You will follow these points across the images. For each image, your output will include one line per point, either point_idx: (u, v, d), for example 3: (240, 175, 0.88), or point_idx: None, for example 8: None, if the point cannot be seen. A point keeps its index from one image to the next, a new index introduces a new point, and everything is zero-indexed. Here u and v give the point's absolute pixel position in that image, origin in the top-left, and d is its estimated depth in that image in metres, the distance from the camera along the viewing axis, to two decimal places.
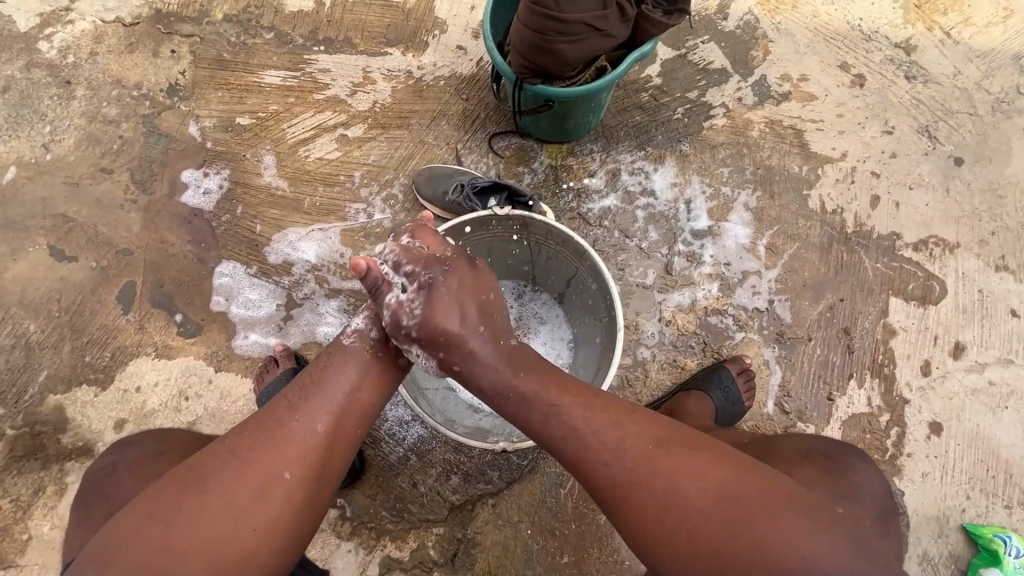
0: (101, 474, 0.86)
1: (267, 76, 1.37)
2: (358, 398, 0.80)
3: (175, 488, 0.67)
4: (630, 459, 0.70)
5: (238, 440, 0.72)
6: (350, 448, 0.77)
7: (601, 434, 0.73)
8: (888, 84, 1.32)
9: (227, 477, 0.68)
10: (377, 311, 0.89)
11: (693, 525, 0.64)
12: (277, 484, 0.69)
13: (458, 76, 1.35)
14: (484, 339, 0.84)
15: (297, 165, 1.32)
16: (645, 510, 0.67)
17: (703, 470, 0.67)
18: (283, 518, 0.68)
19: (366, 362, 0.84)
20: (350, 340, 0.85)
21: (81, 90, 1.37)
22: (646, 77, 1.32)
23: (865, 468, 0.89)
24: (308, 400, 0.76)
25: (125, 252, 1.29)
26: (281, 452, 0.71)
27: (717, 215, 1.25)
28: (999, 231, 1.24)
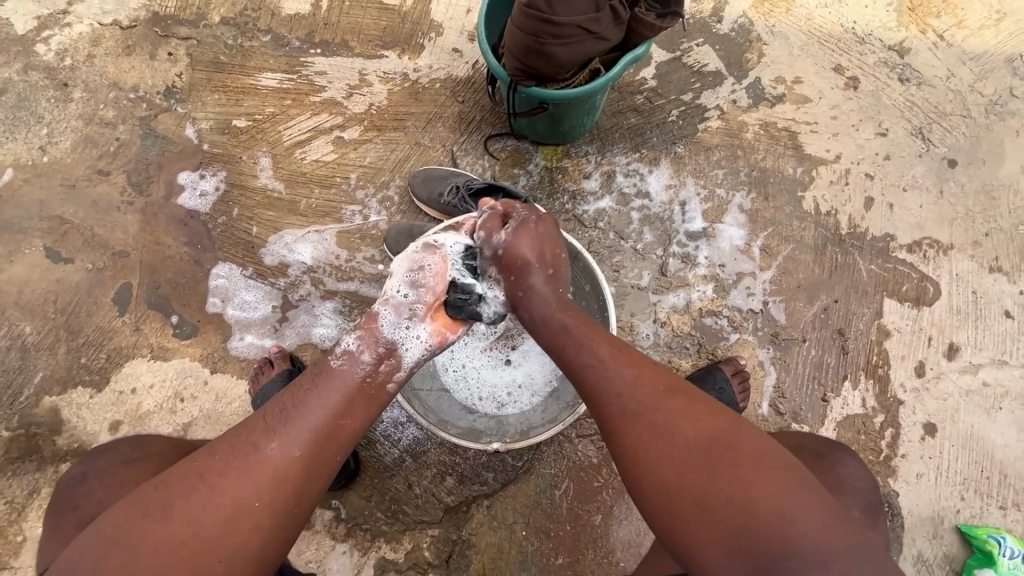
0: (75, 480, 0.86)
1: (263, 79, 1.38)
2: (336, 423, 0.77)
3: (144, 509, 0.66)
4: (642, 396, 0.73)
5: (213, 460, 0.71)
6: (326, 474, 0.75)
7: (622, 370, 0.76)
8: (882, 87, 1.33)
9: (197, 503, 0.67)
10: (368, 331, 0.87)
11: (689, 469, 0.66)
12: (246, 514, 0.67)
13: (454, 78, 1.36)
14: (548, 278, 0.90)
15: (293, 167, 1.32)
16: (646, 451, 0.69)
17: (710, 418, 0.70)
18: (255, 543, 0.67)
19: (350, 385, 0.81)
20: (338, 362, 0.83)
21: (78, 93, 1.38)
22: (641, 80, 1.33)
23: (853, 462, 0.90)
24: (285, 424, 0.74)
25: (121, 254, 1.29)
26: (254, 477, 0.69)
27: (712, 217, 1.25)
28: (992, 232, 1.24)
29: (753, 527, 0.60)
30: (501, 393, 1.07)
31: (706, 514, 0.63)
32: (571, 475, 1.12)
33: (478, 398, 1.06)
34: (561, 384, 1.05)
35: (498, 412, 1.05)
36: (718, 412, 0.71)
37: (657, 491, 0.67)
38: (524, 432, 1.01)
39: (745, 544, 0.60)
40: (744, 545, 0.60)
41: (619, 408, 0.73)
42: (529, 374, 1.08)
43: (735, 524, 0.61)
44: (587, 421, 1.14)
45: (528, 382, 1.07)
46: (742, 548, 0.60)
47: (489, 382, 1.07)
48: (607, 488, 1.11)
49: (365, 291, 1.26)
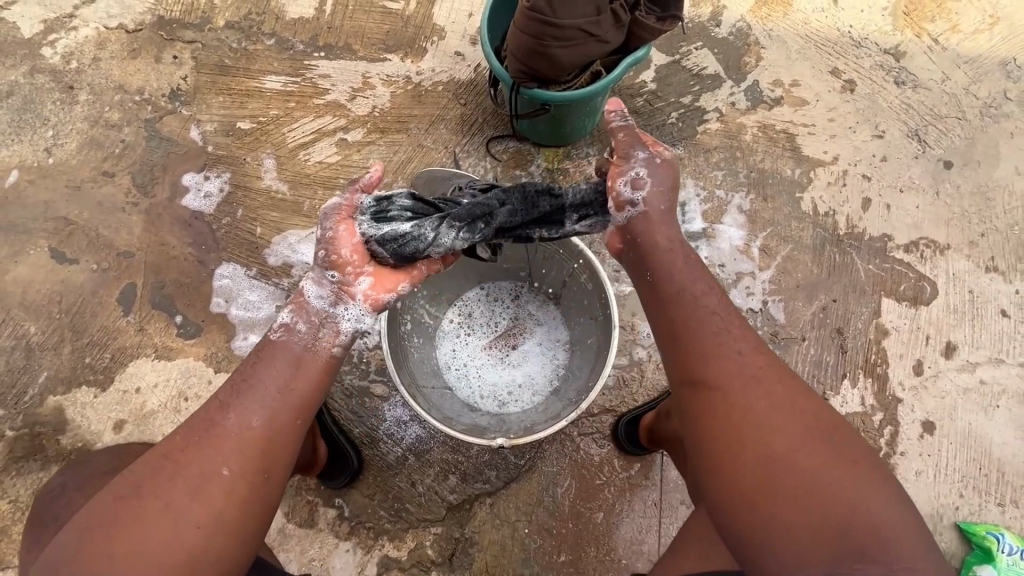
0: (52, 494, 0.87)
1: (267, 82, 1.39)
2: (293, 389, 0.79)
3: (112, 497, 0.67)
4: (755, 368, 0.74)
5: (177, 441, 0.73)
6: (291, 438, 0.77)
7: (739, 342, 0.77)
8: (878, 90, 1.35)
9: (165, 480, 0.68)
10: (301, 304, 0.87)
11: (792, 451, 0.66)
12: (212, 483, 0.69)
13: (456, 81, 1.37)
14: (672, 213, 0.91)
15: (296, 169, 1.34)
16: (748, 419, 0.69)
17: (816, 410, 0.71)
18: (233, 510, 0.69)
19: (296, 354, 0.82)
20: (277, 335, 0.84)
21: (84, 95, 1.39)
22: (641, 82, 1.35)
23: None
24: (241, 398, 0.76)
25: (125, 254, 1.30)
26: (220, 447, 0.71)
27: (711, 218, 1.27)
28: (988, 233, 1.26)
29: (838, 520, 0.61)
30: (502, 391, 1.08)
31: (793, 492, 0.63)
32: (573, 473, 1.13)
33: (480, 396, 1.08)
34: (563, 384, 1.06)
35: (501, 410, 1.06)
36: (826, 409, 0.72)
37: (743, 457, 0.67)
38: (528, 428, 0.98)
39: (830, 533, 0.60)
40: (826, 533, 0.60)
41: (730, 372, 0.74)
42: (530, 374, 1.09)
43: (823, 512, 0.61)
44: (588, 420, 1.15)
45: (529, 381, 1.09)
46: (824, 536, 0.60)
47: (491, 381, 1.09)
48: (610, 486, 1.12)
49: None
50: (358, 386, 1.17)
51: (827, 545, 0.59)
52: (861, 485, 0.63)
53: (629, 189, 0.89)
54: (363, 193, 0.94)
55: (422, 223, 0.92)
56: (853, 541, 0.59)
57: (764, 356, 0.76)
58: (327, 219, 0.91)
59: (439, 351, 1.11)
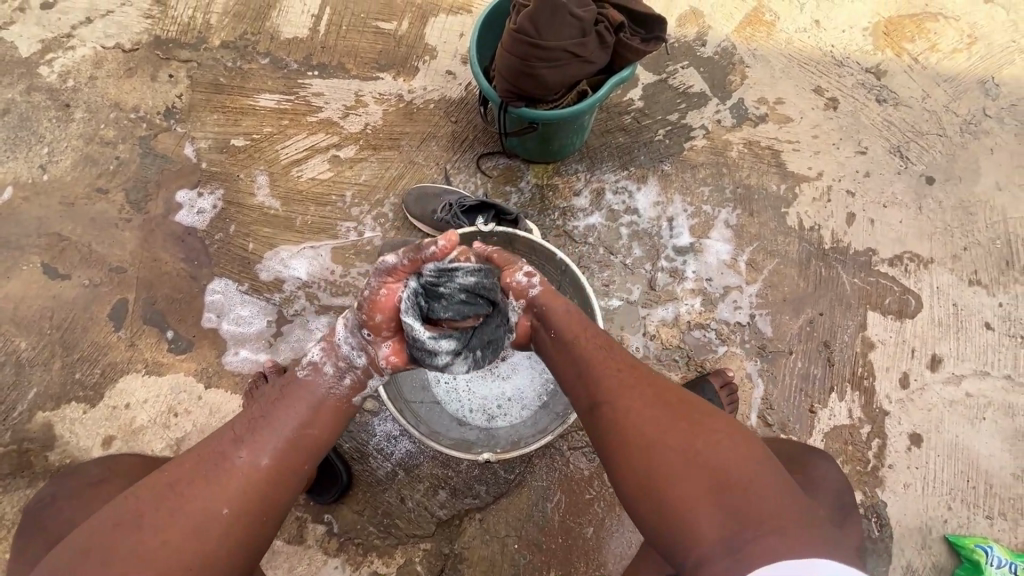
0: (41, 504, 0.85)
1: (262, 100, 1.41)
2: (307, 433, 0.79)
3: (113, 523, 0.67)
4: (632, 376, 0.77)
5: (184, 470, 0.72)
6: (294, 481, 0.76)
7: (606, 354, 0.81)
8: (861, 107, 1.38)
9: (165, 512, 0.67)
10: (331, 346, 0.86)
11: (666, 445, 0.67)
12: (212, 523, 0.68)
13: (447, 99, 1.40)
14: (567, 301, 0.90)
15: (289, 185, 1.35)
16: (631, 422, 0.71)
17: (692, 403, 0.73)
18: (226, 549, 0.68)
19: (317, 397, 0.82)
20: (304, 373, 0.83)
21: (80, 113, 1.41)
22: (628, 101, 1.38)
23: (826, 464, 0.92)
24: (252, 436, 0.75)
25: (118, 270, 1.31)
26: (223, 485, 0.71)
27: (699, 233, 1.29)
28: (970, 247, 1.28)
29: (726, 495, 0.61)
30: (492, 405, 1.09)
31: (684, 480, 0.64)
32: (562, 488, 1.13)
33: (469, 410, 1.08)
34: (551, 397, 1.07)
35: (490, 424, 1.07)
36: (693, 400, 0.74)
37: (634, 458, 0.68)
38: (515, 442, 1.02)
39: (720, 513, 0.60)
40: (719, 513, 0.60)
41: (611, 385, 0.76)
42: (518, 388, 1.09)
43: (712, 492, 0.62)
44: (577, 434, 1.15)
45: (518, 395, 1.09)
46: (717, 515, 0.60)
47: (480, 395, 1.09)
48: (599, 500, 1.12)
49: None
50: None
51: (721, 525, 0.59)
52: (741, 459, 0.64)
53: (525, 279, 0.90)
54: (426, 260, 0.86)
55: (439, 334, 0.88)
56: (741, 514, 0.59)
57: (640, 367, 0.80)
58: (377, 274, 0.86)
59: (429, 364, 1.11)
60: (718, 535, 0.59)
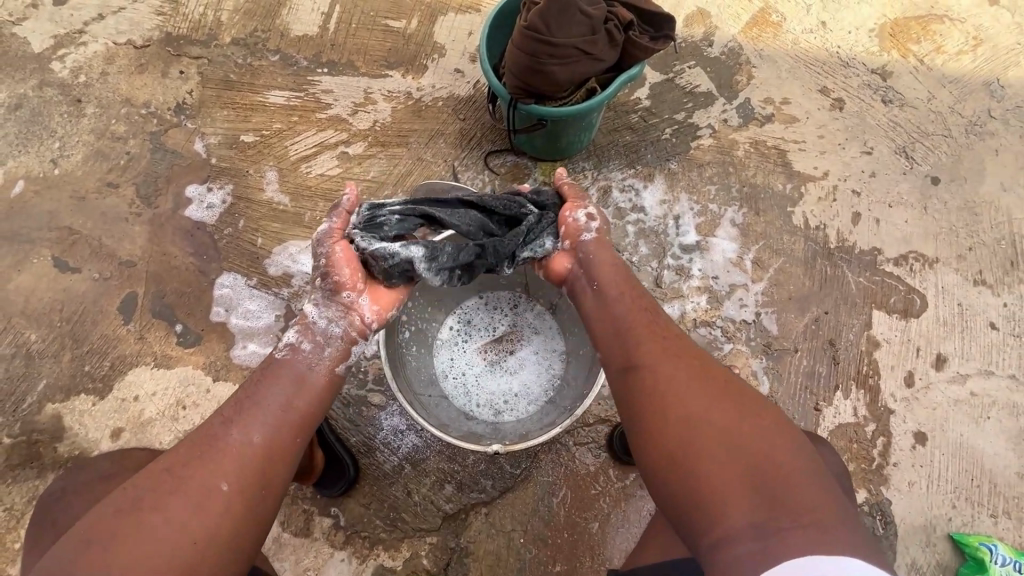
0: (52, 497, 0.87)
1: (271, 96, 1.43)
2: (295, 407, 0.80)
3: (112, 510, 0.67)
4: (678, 353, 0.77)
5: (179, 455, 0.73)
6: (290, 455, 0.77)
7: (653, 329, 0.82)
8: (866, 108, 1.39)
9: (164, 493, 0.68)
10: (306, 327, 0.90)
11: (705, 421, 0.67)
12: (212, 497, 0.69)
13: (455, 97, 1.41)
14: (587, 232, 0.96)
15: (298, 181, 1.36)
16: (672, 394, 0.71)
17: (737, 388, 0.72)
18: (229, 523, 0.68)
19: (300, 374, 0.84)
20: (282, 354, 0.86)
21: (91, 108, 1.42)
22: (636, 100, 1.39)
23: (826, 448, 0.90)
24: (244, 417, 0.77)
25: (128, 264, 1.32)
26: (221, 463, 0.71)
27: (705, 231, 1.29)
28: (976, 247, 1.28)
29: (757, 481, 0.61)
30: (499, 400, 1.09)
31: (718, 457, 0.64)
32: (568, 483, 1.13)
33: (476, 405, 1.09)
34: (559, 392, 1.08)
35: (496, 418, 1.07)
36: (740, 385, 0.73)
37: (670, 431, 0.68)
38: (522, 434, 1.01)
39: (752, 496, 0.60)
40: (750, 496, 0.60)
41: (656, 358, 0.76)
42: (526, 382, 1.10)
43: (746, 475, 0.61)
44: (583, 430, 1.16)
45: (526, 391, 1.10)
46: (749, 498, 0.60)
47: (488, 390, 1.10)
48: (605, 496, 1.13)
49: None
50: (356, 396, 1.18)
51: (751, 508, 0.59)
52: (781, 449, 0.64)
53: (584, 218, 0.97)
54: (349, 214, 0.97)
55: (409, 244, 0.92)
56: (775, 500, 0.59)
57: (687, 346, 0.79)
58: (320, 243, 0.93)
59: (437, 359, 1.12)
60: (746, 517, 0.59)
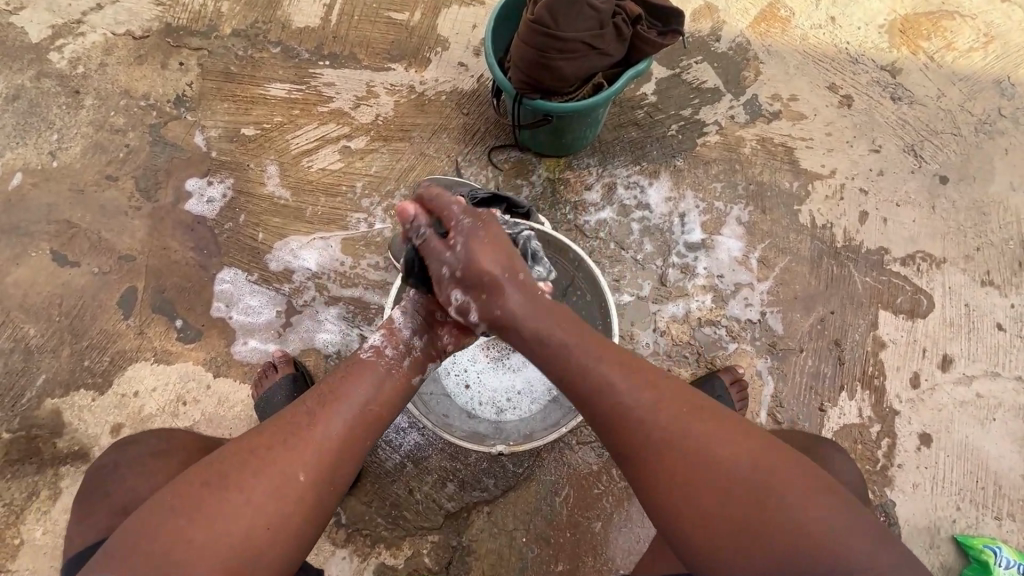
0: (105, 469, 0.85)
1: (272, 89, 1.41)
2: (375, 405, 0.78)
3: (195, 483, 0.67)
4: (680, 433, 0.68)
5: (264, 435, 0.71)
6: (361, 454, 0.76)
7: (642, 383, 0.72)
8: (875, 105, 1.37)
9: (244, 475, 0.67)
10: (390, 332, 0.88)
11: (723, 492, 0.63)
12: (289, 488, 0.67)
13: (459, 91, 1.39)
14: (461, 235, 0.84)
15: (299, 175, 1.35)
16: (705, 492, 0.64)
17: (745, 441, 0.67)
18: (298, 517, 0.67)
19: (382, 372, 0.82)
20: (367, 355, 0.84)
21: (89, 100, 1.40)
22: (642, 95, 1.37)
23: (843, 457, 0.89)
24: (328, 409, 0.74)
25: (127, 258, 1.30)
26: (297, 455, 0.69)
27: (710, 229, 1.28)
28: (983, 247, 1.27)
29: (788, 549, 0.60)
30: (501, 398, 1.08)
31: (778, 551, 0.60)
32: (571, 482, 1.13)
33: (478, 403, 1.08)
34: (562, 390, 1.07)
35: (499, 417, 1.07)
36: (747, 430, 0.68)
37: (719, 532, 0.63)
38: (527, 435, 1.03)
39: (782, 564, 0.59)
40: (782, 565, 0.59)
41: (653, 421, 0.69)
42: (529, 381, 1.09)
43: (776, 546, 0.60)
44: (585, 428, 1.15)
45: (528, 389, 1.09)
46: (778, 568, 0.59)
47: (490, 388, 1.09)
48: (607, 495, 1.12)
49: (368, 297, 1.27)
50: None
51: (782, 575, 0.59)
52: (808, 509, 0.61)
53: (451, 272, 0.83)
54: None
55: None
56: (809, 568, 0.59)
57: (672, 410, 0.70)
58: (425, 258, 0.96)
59: None
60: None
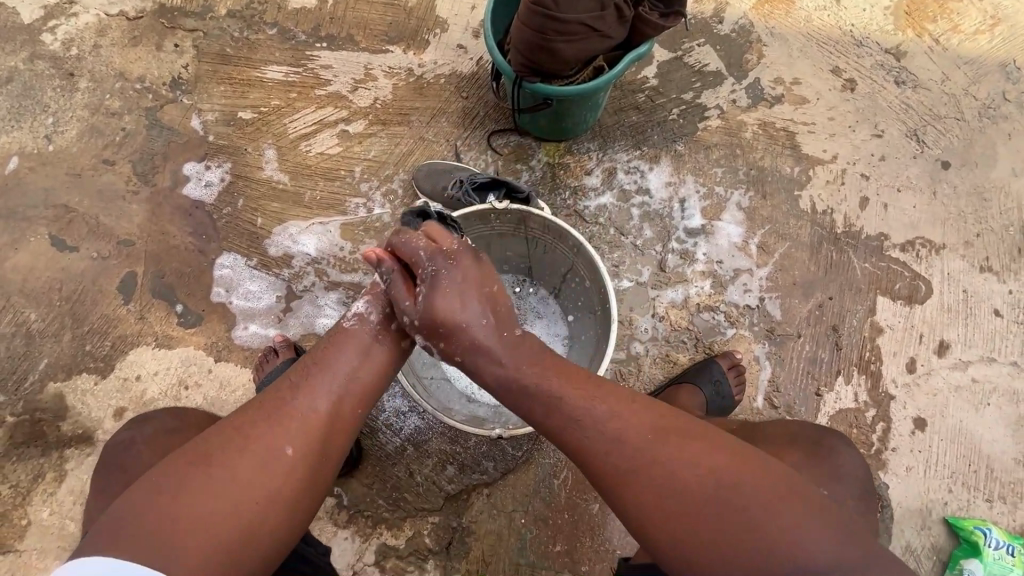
0: (120, 445, 0.87)
1: (269, 72, 1.39)
2: (360, 376, 0.79)
3: (179, 465, 0.66)
4: (646, 460, 0.67)
5: (248, 416, 0.72)
6: (350, 426, 0.77)
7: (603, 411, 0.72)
8: (878, 89, 1.35)
9: (232, 451, 0.67)
10: (376, 296, 0.88)
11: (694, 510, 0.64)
12: (277, 461, 0.68)
13: (458, 74, 1.37)
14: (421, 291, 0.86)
15: (297, 159, 1.34)
16: (674, 513, 0.64)
17: (709, 464, 0.66)
18: (287, 489, 0.67)
19: (367, 341, 0.83)
20: (350, 323, 0.85)
21: (84, 82, 1.39)
22: (643, 78, 1.35)
23: (848, 452, 0.88)
24: (312, 381, 0.76)
25: (126, 243, 1.30)
26: (284, 427, 0.70)
27: (710, 215, 1.28)
28: (983, 233, 1.27)
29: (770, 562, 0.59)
30: None
31: (753, 558, 0.60)
32: (569, 465, 1.14)
33: (477, 388, 1.11)
34: None
35: (497, 402, 1.09)
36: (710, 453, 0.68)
37: (698, 547, 0.62)
38: None
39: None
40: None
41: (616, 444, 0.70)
42: None
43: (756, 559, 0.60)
44: None
45: None
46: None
47: None
48: None
49: (368, 282, 1.27)
50: None
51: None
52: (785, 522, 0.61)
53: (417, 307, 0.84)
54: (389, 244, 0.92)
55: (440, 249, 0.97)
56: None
57: (635, 440, 0.69)
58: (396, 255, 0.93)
59: None
60: None
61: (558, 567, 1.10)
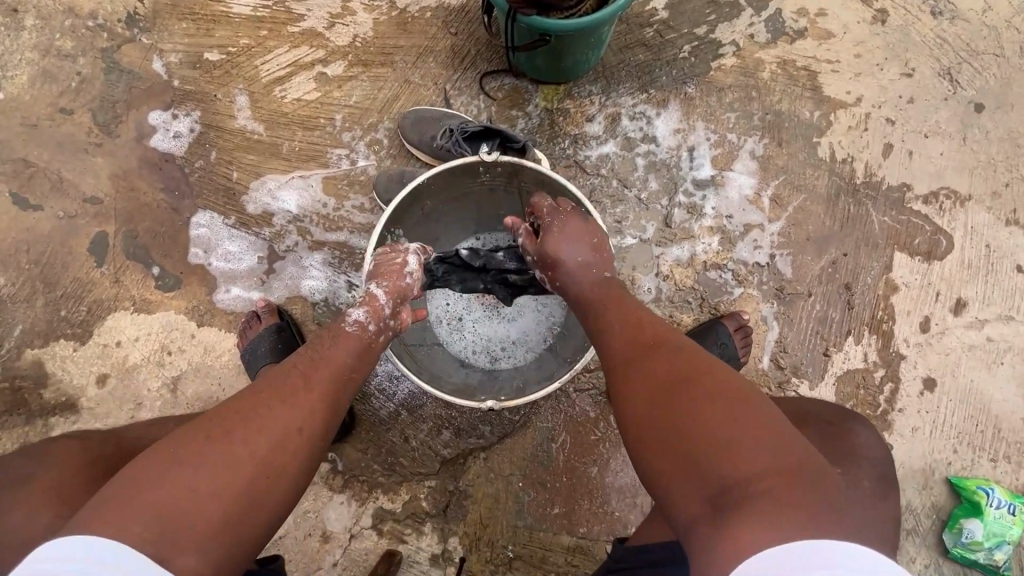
0: None
1: (235, 6, 1.24)
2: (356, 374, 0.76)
3: (181, 448, 0.61)
4: (641, 351, 0.70)
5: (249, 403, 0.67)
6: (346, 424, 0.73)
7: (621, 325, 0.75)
8: (913, 21, 1.22)
9: (230, 440, 0.63)
10: (374, 309, 0.82)
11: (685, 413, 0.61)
12: (275, 457, 0.64)
13: (446, 6, 1.23)
14: (545, 265, 0.88)
15: (272, 106, 1.23)
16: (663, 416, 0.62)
17: (698, 368, 0.65)
18: (287, 482, 0.64)
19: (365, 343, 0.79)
20: (351, 328, 0.79)
21: (30, 20, 1.25)
22: (652, 10, 1.21)
23: (867, 433, 0.84)
24: (315, 377, 0.71)
25: (93, 201, 1.21)
26: (292, 415, 0.66)
27: (721, 164, 1.18)
28: (1013, 183, 1.18)
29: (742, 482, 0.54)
30: (495, 347, 1.06)
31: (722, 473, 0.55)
32: (567, 429, 1.11)
33: (472, 351, 1.06)
34: (558, 341, 1.04)
35: (493, 365, 1.04)
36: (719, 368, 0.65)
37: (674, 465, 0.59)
38: (520, 390, 0.99)
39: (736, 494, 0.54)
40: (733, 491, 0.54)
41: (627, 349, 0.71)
42: (523, 330, 1.06)
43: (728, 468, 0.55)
44: (584, 376, 1.12)
45: (523, 338, 1.06)
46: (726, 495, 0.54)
47: (484, 336, 1.07)
48: (604, 441, 1.11)
49: (355, 241, 1.19)
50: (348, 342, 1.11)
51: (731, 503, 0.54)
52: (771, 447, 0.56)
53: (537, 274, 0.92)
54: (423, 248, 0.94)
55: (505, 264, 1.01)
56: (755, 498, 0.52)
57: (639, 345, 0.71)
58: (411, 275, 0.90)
59: (431, 302, 1.08)
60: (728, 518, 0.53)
61: (556, 529, 1.09)
